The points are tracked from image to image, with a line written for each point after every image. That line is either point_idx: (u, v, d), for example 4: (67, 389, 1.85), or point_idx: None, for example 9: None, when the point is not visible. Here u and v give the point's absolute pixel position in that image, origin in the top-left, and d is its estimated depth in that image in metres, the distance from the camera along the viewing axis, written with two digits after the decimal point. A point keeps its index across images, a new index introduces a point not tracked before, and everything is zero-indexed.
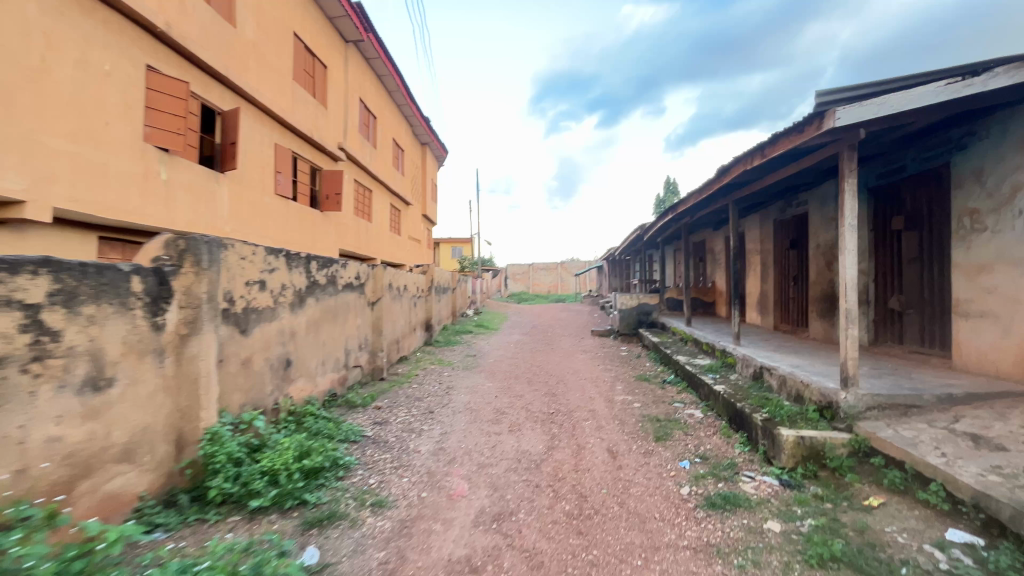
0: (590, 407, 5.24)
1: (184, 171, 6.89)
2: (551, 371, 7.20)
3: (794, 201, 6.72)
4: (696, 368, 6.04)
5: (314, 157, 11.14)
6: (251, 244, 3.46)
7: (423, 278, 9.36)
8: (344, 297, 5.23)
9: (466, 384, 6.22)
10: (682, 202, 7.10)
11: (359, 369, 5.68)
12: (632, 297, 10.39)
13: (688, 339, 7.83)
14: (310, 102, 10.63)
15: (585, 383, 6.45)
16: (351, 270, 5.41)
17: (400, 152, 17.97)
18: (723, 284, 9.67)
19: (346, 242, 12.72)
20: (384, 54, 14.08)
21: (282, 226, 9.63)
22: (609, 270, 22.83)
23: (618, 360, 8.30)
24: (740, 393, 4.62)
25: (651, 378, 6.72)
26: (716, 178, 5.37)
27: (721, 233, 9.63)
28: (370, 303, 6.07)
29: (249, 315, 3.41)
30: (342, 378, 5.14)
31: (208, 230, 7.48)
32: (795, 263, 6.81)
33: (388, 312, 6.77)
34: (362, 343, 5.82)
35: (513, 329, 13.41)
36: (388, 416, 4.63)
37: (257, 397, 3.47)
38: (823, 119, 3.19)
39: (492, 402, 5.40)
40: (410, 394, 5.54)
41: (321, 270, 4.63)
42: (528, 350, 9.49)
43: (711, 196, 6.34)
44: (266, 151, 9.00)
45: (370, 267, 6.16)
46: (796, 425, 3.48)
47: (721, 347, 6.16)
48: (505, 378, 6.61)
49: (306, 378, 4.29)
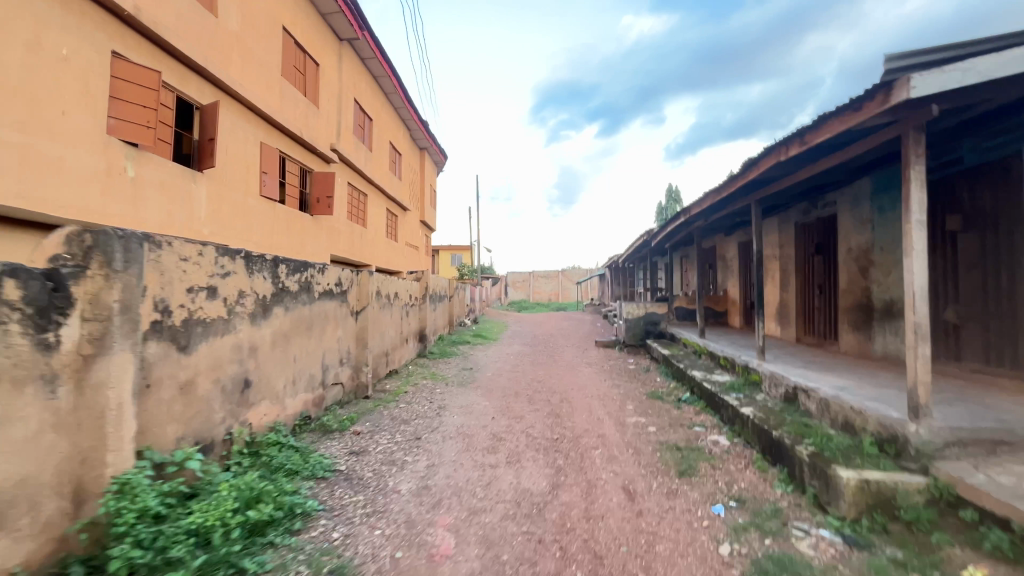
0: (599, 431, 4.62)
1: (155, 168, 6.35)
2: (554, 387, 6.59)
3: (819, 203, 6.17)
4: (717, 387, 5.41)
5: (305, 158, 10.61)
6: (198, 242, 2.88)
7: (417, 286, 8.78)
8: (322, 306, 4.64)
9: (461, 402, 5.62)
10: (696, 203, 6.53)
11: (340, 386, 5.09)
12: (638, 306, 9.79)
13: (702, 352, 7.21)
14: (300, 100, 10.12)
15: (592, 401, 5.83)
16: (330, 276, 4.83)
17: (397, 156, 17.50)
18: (737, 292, 9.10)
19: (338, 247, 12.15)
20: (380, 54, 13.64)
21: (267, 230, 9.07)
22: (610, 278, 22.38)
23: (625, 374, 7.68)
24: (772, 418, 4.02)
25: (663, 396, 6.11)
26: (741, 174, 4.81)
27: (735, 238, 9.08)
28: (354, 313, 5.49)
29: (192, 329, 2.81)
30: (318, 398, 4.54)
31: (184, 233, 6.94)
32: (822, 270, 6.23)
33: (375, 322, 6.19)
34: (344, 358, 5.22)
35: (513, 339, 12.81)
36: (369, 445, 4.01)
37: (202, 429, 2.86)
38: (890, 92, 2.63)
39: (489, 424, 4.80)
40: (396, 415, 4.94)
41: (292, 275, 4.04)
42: (529, 362, 8.88)
43: (729, 196, 5.77)
44: (251, 150, 8.48)
45: (354, 273, 5.57)
46: (854, 463, 2.89)
47: (743, 363, 5.55)
48: (503, 396, 6.00)
49: (271, 400, 3.69)
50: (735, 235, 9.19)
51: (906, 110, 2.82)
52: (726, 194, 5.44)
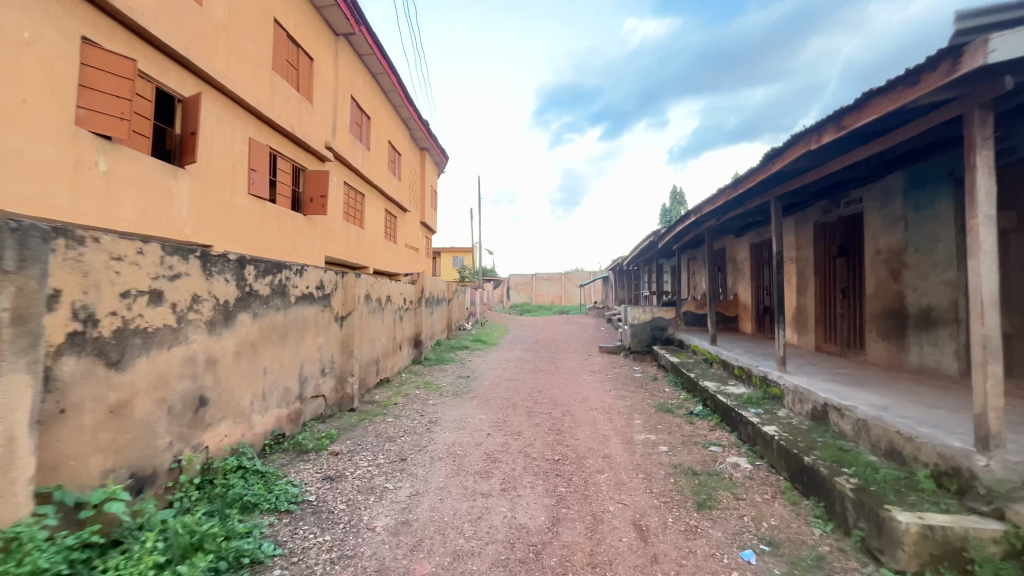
0: (604, 452, 4.17)
1: (130, 164, 5.97)
2: (556, 399, 6.14)
3: (842, 200, 5.71)
4: (733, 400, 4.96)
5: (297, 156, 10.23)
6: (137, 240, 2.46)
7: (412, 289, 8.36)
8: (299, 312, 4.22)
9: (454, 416, 5.18)
10: (708, 201, 6.08)
11: (322, 398, 4.68)
12: (644, 311, 9.34)
13: (714, 361, 6.74)
14: (292, 95, 9.74)
15: (597, 416, 5.37)
16: (310, 278, 4.40)
17: (396, 156, 17.10)
18: (750, 296, 8.64)
19: (333, 249, 11.75)
20: (378, 51, 13.28)
21: (256, 230, 8.67)
22: (614, 281, 21.94)
23: (632, 383, 7.22)
24: (801, 440, 3.56)
25: (673, 408, 5.66)
26: (761, 166, 4.38)
27: (747, 239, 8.64)
28: (339, 319, 5.07)
29: (130, 341, 2.40)
30: (293, 413, 4.11)
31: (163, 233, 6.54)
32: (845, 273, 5.77)
33: (363, 327, 5.75)
34: (326, 368, 4.79)
35: (513, 343, 12.36)
36: (346, 469, 3.57)
37: (140, 458, 2.43)
38: (958, 59, 2.19)
39: (483, 442, 4.35)
40: (381, 432, 4.51)
41: (263, 277, 3.62)
42: (530, 370, 8.43)
43: (746, 193, 5.33)
44: (238, 146, 8.09)
45: (340, 276, 5.15)
46: (909, 503, 2.45)
47: (761, 374, 5.09)
48: (501, 409, 5.56)
49: (235, 419, 3.27)
50: (747, 236, 8.74)
51: (972, 84, 2.39)
52: (743, 190, 5.01)
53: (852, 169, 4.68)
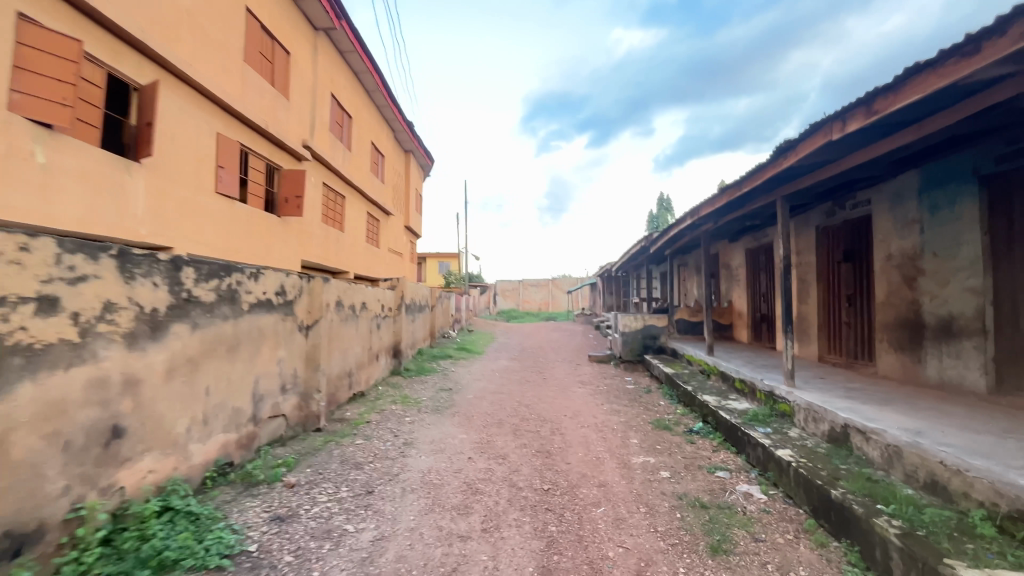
0: (599, 479, 3.71)
1: (73, 156, 5.40)
2: (544, 414, 5.68)
3: (848, 202, 5.39)
4: (737, 418, 4.55)
5: (271, 154, 9.66)
6: (19, 232, 1.95)
7: (391, 295, 7.86)
8: (254, 321, 3.69)
9: (432, 436, 4.68)
10: (707, 202, 5.70)
11: (283, 418, 4.14)
12: (636, 319, 8.94)
13: (713, 373, 6.36)
14: (266, 89, 9.20)
15: (590, 435, 4.91)
16: (267, 281, 3.87)
17: (380, 158, 16.55)
18: (746, 304, 8.31)
19: (310, 253, 11.16)
20: (360, 48, 12.80)
21: (224, 232, 8.08)
22: (602, 287, 21.62)
23: (625, 396, 6.79)
24: (822, 468, 3.16)
25: (671, 425, 5.24)
26: (772, 160, 4.00)
27: (744, 243, 8.33)
28: (303, 329, 4.54)
29: (5, 361, 1.88)
30: (245, 438, 3.57)
31: (112, 232, 5.95)
32: (851, 280, 5.43)
33: (333, 336, 5.24)
34: (288, 384, 4.26)
35: (499, 352, 11.87)
36: (300, 506, 3.03)
37: (17, 510, 1.91)
38: None
39: (464, 468, 3.87)
40: (348, 457, 3.99)
41: (206, 281, 3.11)
42: (516, 382, 7.96)
43: (750, 193, 4.95)
44: (203, 141, 7.52)
45: (305, 280, 4.62)
46: (970, 553, 2.05)
47: (767, 389, 4.70)
48: (485, 427, 5.08)
49: (165, 451, 2.73)
50: (743, 242, 8.42)
51: None
52: (749, 188, 4.63)
53: (865, 167, 4.34)
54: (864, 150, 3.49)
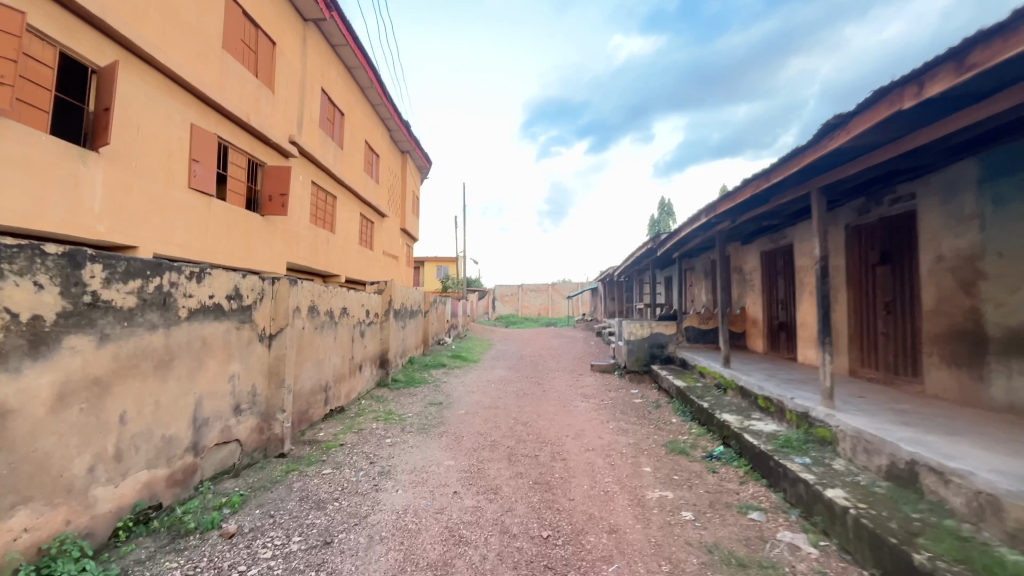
0: (609, 521, 3.11)
1: (13, 141, 4.81)
2: (543, 434, 5.07)
3: (885, 198, 4.80)
4: (766, 444, 3.93)
5: (255, 149, 9.08)
6: None
7: (378, 300, 7.26)
8: (196, 330, 3.07)
9: (414, 463, 4.05)
10: (727, 196, 5.10)
11: (235, 444, 3.51)
12: (642, 326, 8.34)
13: (730, 388, 5.73)
14: (249, 80, 8.64)
15: (596, 461, 4.28)
16: (215, 283, 3.27)
17: (374, 157, 15.98)
18: (762, 311, 7.72)
19: (296, 254, 10.55)
20: (354, 42, 12.28)
21: (199, 230, 7.48)
22: (603, 292, 21.00)
23: (632, 412, 6.18)
24: (890, 516, 2.55)
25: (687, 448, 4.64)
26: (815, 142, 3.40)
27: (759, 245, 7.75)
28: (265, 338, 3.93)
29: None
30: (184, 472, 2.96)
31: (64, 229, 5.35)
32: (889, 285, 4.83)
33: (304, 346, 4.63)
34: (243, 403, 3.63)
35: (496, 360, 11.25)
36: (234, 566, 2.39)
37: None
38: None
39: (448, 507, 3.24)
40: (310, 492, 3.35)
41: (120, 282, 2.49)
42: (513, 394, 7.33)
43: (778, 185, 4.36)
44: (174, 132, 6.94)
45: (268, 282, 4.01)
46: None
47: (799, 409, 4.08)
48: (476, 450, 4.46)
49: (53, 500, 2.11)
50: (757, 244, 7.84)
51: None
52: (781, 179, 4.03)
53: (917, 153, 3.75)
54: (930, 128, 2.91)
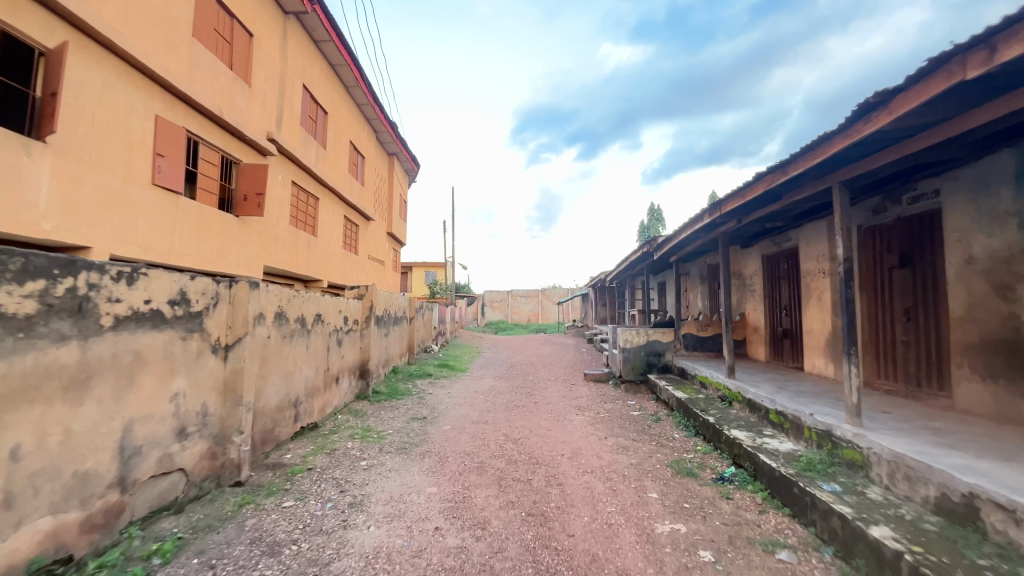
0: (616, 562, 2.68)
1: None
2: (536, 453, 4.62)
3: (904, 196, 4.46)
4: (786, 467, 3.51)
5: (230, 146, 8.55)
6: None
7: (358, 306, 6.76)
8: (125, 342, 2.57)
9: (390, 492, 3.56)
10: (735, 192, 4.72)
11: (178, 474, 2.99)
12: (637, 333, 7.94)
13: (736, 400, 5.34)
14: (222, 71, 8.13)
15: (596, 485, 3.83)
16: (153, 286, 2.78)
17: (359, 159, 15.46)
18: (764, 317, 7.37)
19: (274, 258, 9.99)
20: (338, 37, 11.82)
21: (163, 230, 6.93)
22: (594, 298, 20.63)
23: (631, 427, 5.75)
24: (951, 563, 2.14)
25: (694, 469, 4.21)
26: (851, 124, 2.99)
27: (761, 248, 7.41)
28: (221, 349, 3.41)
29: None
30: (107, 513, 2.45)
31: (2, 226, 4.81)
32: (909, 290, 4.47)
33: (269, 356, 4.12)
34: (190, 425, 3.11)
35: (485, 368, 10.76)
36: None
37: None
38: None
39: (428, 548, 2.77)
40: (265, 532, 2.85)
41: (13, 283, 2.02)
42: (504, 406, 6.85)
43: (795, 180, 3.98)
44: (135, 124, 6.41)
45: (224, 285, 3.50)
46: None
47: (820, 427, 3.67)
48: (463, 474, 3.99)
49: None
50: (759, 247, 7.50)
51: None
52: (802, 171, 3.64)
53: (950, 143, 3.40)
54: (982, 108, 2.54)
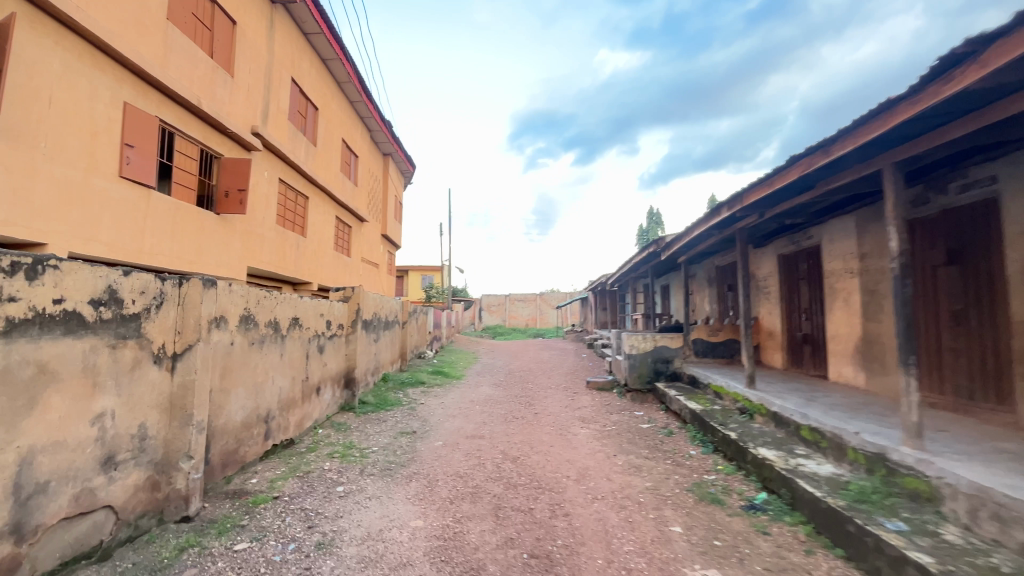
0: None
1: None
2: (538, 475, 4.09)
3: (952, 184, 3.97)
4: (833, 497, 2.97)
5: (210, 138, 8.02)
6: None
7: (343, 309, 6.23)
8: (22, 352, 2.05)
9: (368, 528, 3.01)
10: (761, 180, 4.22)
11: (104, 513, 2.44)
12: (644, 338, 7.42)
13: (759, 413, 4.82)
14: (202, 58, 7.62)
15: (608, 516, 3.29)
16: (67, 282, 2.25)
17: (352, 158, 14.96)
18: (780, 321, 6.88)
19: (258, 258, 9.43)
20: (329, 30, 11.33)
21: (131, 227, 6.36)
22: (594, 302, 20.14)
23: (642, 442, 5.22)
24: None
25: (719, 495, 3.68)
26: (921, 88, 2.50)
27: (778, 247, 6.93)
28: (166, 359, 2.87)
29: None
30: None
31: None
32: (959, 290, 3.97)
33: (230, 365, 3.58)
34: (122, 452, 2.57)
35: (482, 375, 10.21)
36: None
37: None
38: None
39: None
40: None
41: None
42: (501, 418, 6.31)
43: (836, 163, 3.48)
44: (99, 110, 5.89)
45: (172, 283, 2.97)
46: None
47: (872, 449, 3.15)
48: (454, 503, 3.45)
49: None
50: (774, 246, 7.01)
51: None
52: (849, 151, 3.14)
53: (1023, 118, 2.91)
54: None
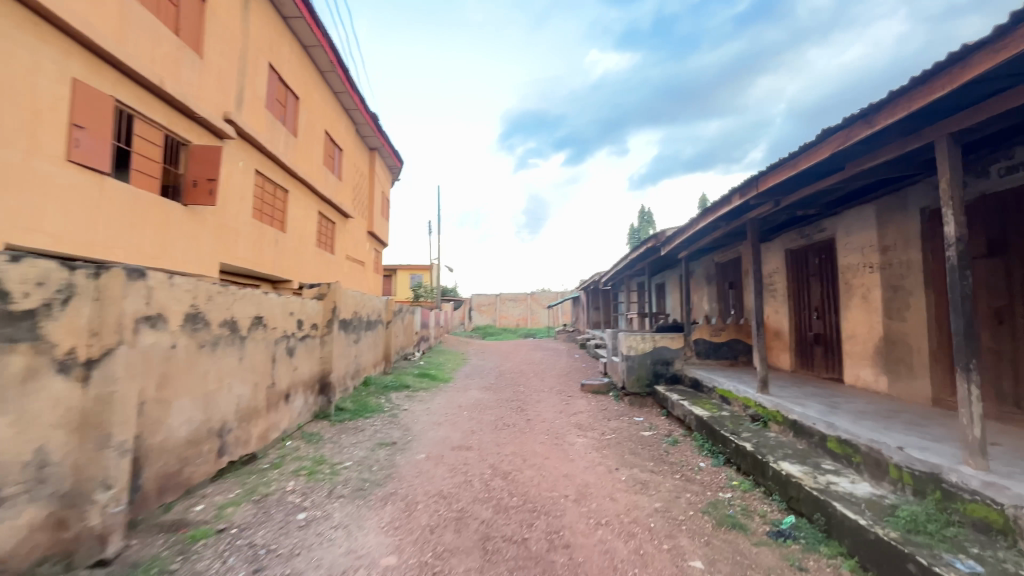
0: None
1: None
2: (532, 494, 3.60)
3: (994, 166, 3.56)
4: (880, 525, 2.51)
5: (176, 123, 7.41)
6: None
7: (317, 307, 5.67)
8: None
9: (329, 570, 2.49)
10: (783, 162, 3.76)
11: None
12: (643, 338, 6.96)
13: (775, 421, 4.37)
14: (166, 36, 7.01)
15: (616, 548, 2.80)
16: None
17: (336, 151, 14.34)
18: (788, 320, 6.47)
19: (231, 254, 8.81)
20: (309, 14, 10.72)
21: (83, 216, 5.75)
22: (586, 301, 19.69)
23: (646, 452, 4.76)
24: None
25: (740, 518, 3.22)
26: (1004, 34, 2.04)
27: (786, 241, 6.50)
28: (78, 366, 2.33)
29: None
30: None
31: None
32: (1002, 284, 3.56)
33: (170, 372, 3.03)
34: (9, 485, 2.02)
35: (471, 378, 9.70)
36: None
37: None
38: None
39: None
40: None
41: None
42: (491, 426, 5.81)
43: (875, 138, 3.03)
44: (43, 86, 5.28)
45: (88, 274, 2.43)
46: None
47: (923, 469, 2.71)
48: (435, 532, 2.94)
49: None
50: (782, 241, 6.60)
51: None
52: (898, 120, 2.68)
53: None
54: None
